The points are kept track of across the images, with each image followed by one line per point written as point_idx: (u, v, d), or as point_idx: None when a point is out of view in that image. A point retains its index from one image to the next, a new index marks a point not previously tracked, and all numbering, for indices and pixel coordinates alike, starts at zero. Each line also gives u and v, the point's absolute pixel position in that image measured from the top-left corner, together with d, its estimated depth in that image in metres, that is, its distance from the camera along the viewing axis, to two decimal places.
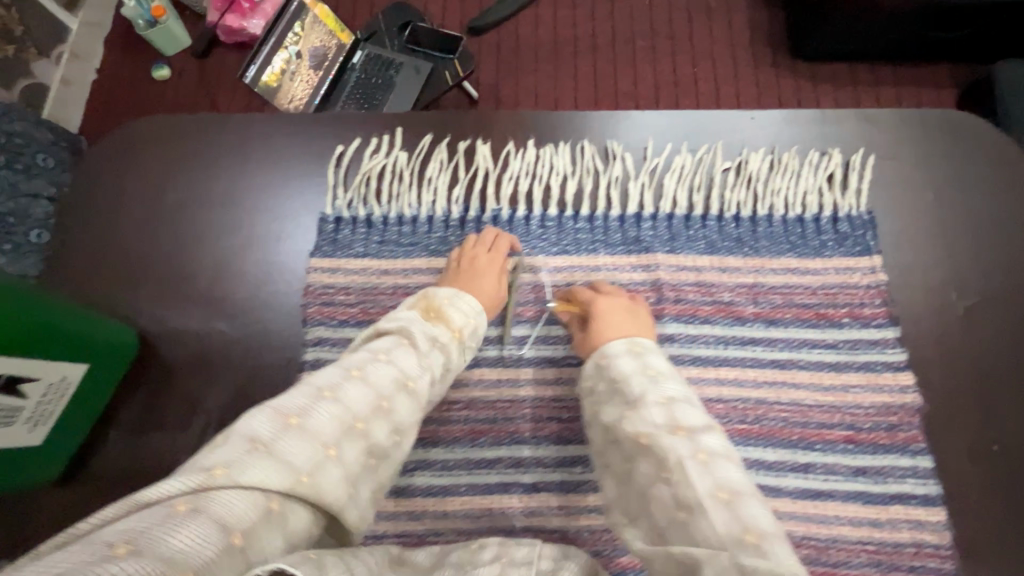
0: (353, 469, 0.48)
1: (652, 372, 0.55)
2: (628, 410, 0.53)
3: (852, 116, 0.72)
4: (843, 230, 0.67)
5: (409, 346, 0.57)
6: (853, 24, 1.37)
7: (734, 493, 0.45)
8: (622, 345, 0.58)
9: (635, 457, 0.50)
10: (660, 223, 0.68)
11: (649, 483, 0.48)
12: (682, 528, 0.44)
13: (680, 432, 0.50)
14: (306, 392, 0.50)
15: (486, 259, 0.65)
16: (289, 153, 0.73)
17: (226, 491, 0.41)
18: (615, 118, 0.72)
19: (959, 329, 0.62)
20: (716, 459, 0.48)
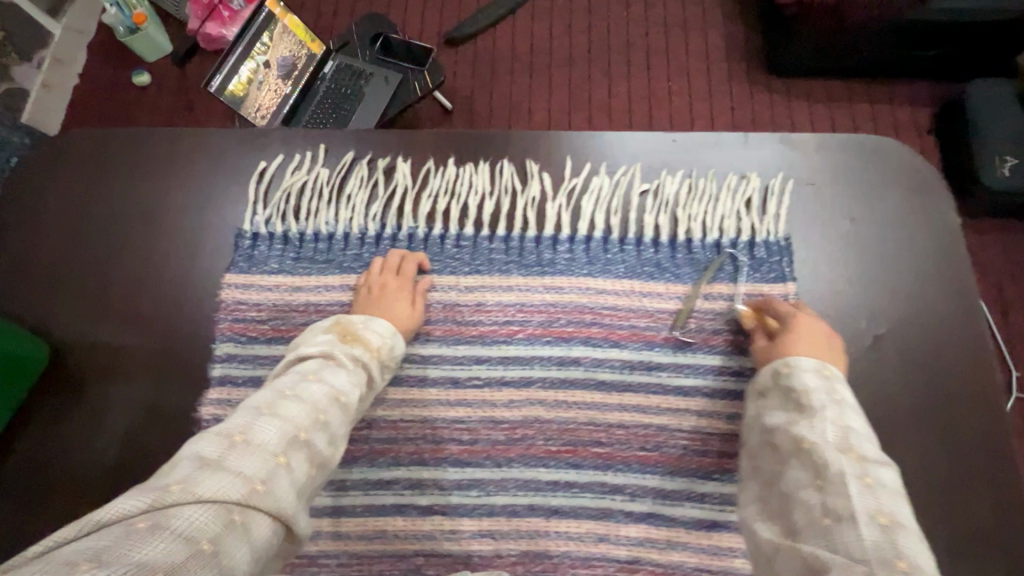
0: (300, 478, 0.45)
1: (837, 396, 0.50)
2: (798, 417, 0.50)
3: (774, 140, 0.72)
4: (759, 255, 0.66)
5: (335, 365, 0.54)
6: (825, 42, 1.36)
7: (894, 523, 0.41)
8: (811, 362, 0.54)
9: (792, 460, 0.47)
10: (576, 246, 0.68)
11: (797, 487, 0.45)
12: (821, 535, 0.42)
13: (851, 454, 0.45)
14: (241, 415, 0.47)
15: (395, 284, 0.64)
16: (217, 168, 0.74)
17: (189, 505, 0.38)
18: (537, 139, 0.72)
19: (863, 357, 0.62)
20: (884, 489, 0.43)
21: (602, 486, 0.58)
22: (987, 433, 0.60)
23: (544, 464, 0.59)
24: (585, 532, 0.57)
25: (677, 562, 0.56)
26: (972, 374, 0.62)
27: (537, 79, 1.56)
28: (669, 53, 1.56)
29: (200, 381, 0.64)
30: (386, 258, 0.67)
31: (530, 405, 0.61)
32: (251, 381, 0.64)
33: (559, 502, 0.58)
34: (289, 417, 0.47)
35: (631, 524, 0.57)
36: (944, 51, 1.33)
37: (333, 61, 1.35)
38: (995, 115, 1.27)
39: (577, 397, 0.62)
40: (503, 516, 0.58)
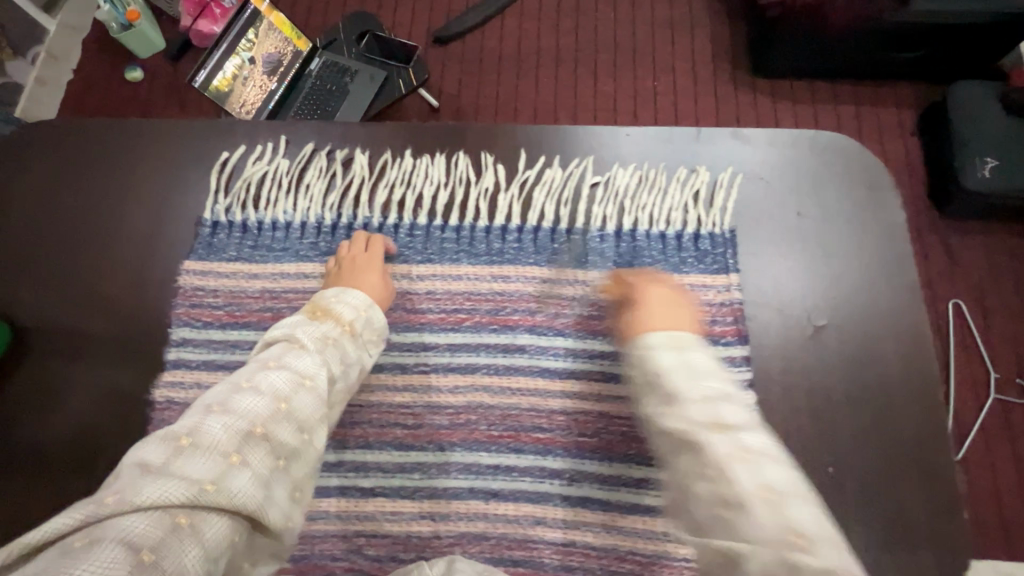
0: (262, 471, 0.45)
1: (690, 367, 0.51)
2: (666, 404, 0.50)
3: (726, 134, 0.72)
4: (703, 247, 0.68)
5: (299, 349, 0.53)
6: (809, 44, 1.34)
7: (776, 493, 0.43)
8: (663, 336, 0.54)
9: (679, 452, 0.48)
10: (525, 235, 0.69)
11: (689, 479, 0.47)
12: (726, 527, 0.44)
13: (720, 430, 0.47)
14: (192, 414, 0.46)
15: (364, 259, 0.65)
16: (181, 157, 0.75)
17: (127, 514, 0.39)
18: (492, 132, 0.73)
19: (805, 349, 0.63)
20: (760, 459, 0.46)
21: (542, 470, 0.60)
22: (927, 428, 0.60)
23: (486, 449, 0.61)
24: (522, 514, 0.59)
25: (612, 545, 0.58)
26: (915, 371, 0.62)
27: (525, 78, 1.52)
28: (656, 53, 1.52)
29: (157, 364, 0.66)
30: (356, 238, 0.68)
31: (475, 391, 0.63)
32: (205, 365, 0.66)
33: (499, 485, 0.60)
34: (242, 412, 0.46)
35: (568, 507, 0.59)
36: (929, 51, 1.31)
37: (319, 59, 1.32)
38: (978, 117, 1.24)
39: (521, 383, 0.63)
40: (443, 498, 0.60)
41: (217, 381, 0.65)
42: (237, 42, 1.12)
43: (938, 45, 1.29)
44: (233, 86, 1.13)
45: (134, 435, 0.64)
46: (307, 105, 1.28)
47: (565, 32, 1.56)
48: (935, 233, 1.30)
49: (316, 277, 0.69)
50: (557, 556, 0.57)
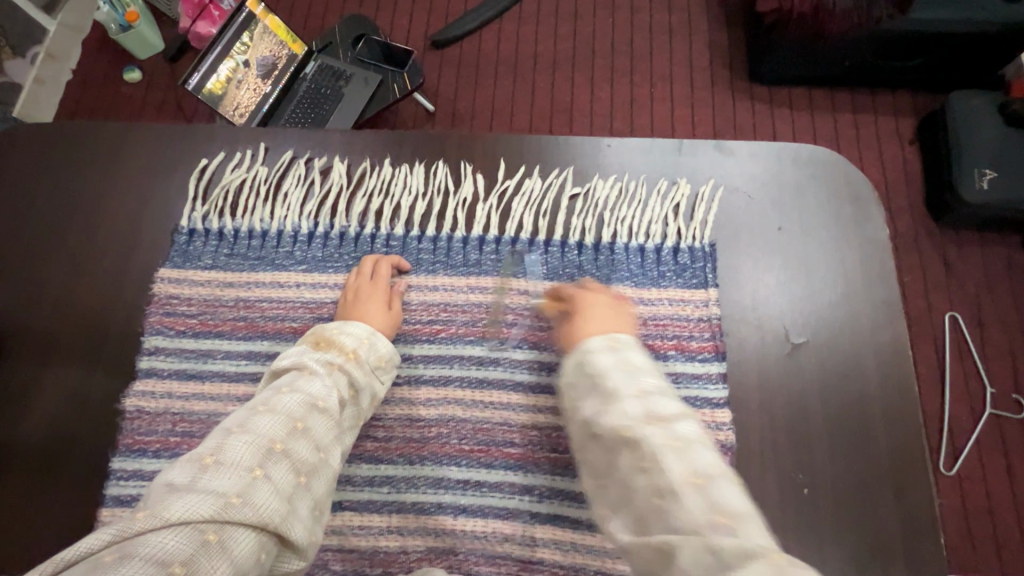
0: (284, 487, 0.46)
1: (630, 367, 0.52)
2: (605, 403, 0.50)
3: (708, 146, 0.71)
4: (683, 261, 0.67)
5: (310, 374, 0.54)
6: (806, 52, 1.32)
7: (706, 477, 0.43)
8: (601, 341, 0.55)
9: (615, 449, 0.47)
10: (503, 247, 0.69)
11: (627, 474, 0.45)
12: (661, 516, 0.42)
13: (656, 422, 0.46)
14: (214, 437, 0.48)
15: (368, 288, 0.64)
16: (162, 163, 0.75)
17: (156, 531, 0.39)
18: (473, 141, 0.73)
19: (783, 366, 0.62)
20: (689, 446, 0.45)
21: (511, 486, 0.59)
22: (909, 448, 0.59)
23: (456, 463, 0.60)
24: (491, 531, 0.58)
25: (580, 564, 0.57)
26: (896, 389, 0.61)
27: (521, 83, 1.52)
28: (653, 60, 1.51)
29: (127, 372, 0.66)
30: (360, 265, 0.67)
31: (447, 404, 0.62)
32: (178, 374, 0.66)
33: (467, 501, 0.59)
34: (261, 431, 0.47)
35: (537, 524, 0.58)
36: (928, 58, 1.29)
37: (314, 62, 1.30)
38: (975, 128, 1.23)
39: (493, 397, 0.62)
40: (412, 512, 0.59)
41: (191, 391, 0.65)
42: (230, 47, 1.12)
43: (937, 52, 1.27)
44: (226, 89, 1.12)
45: (106, 443, 0.63)
46: (303, 108, 1.26)
47: (562, 37, 1.55)
48: (931, 244, 1.28)
49: (291, 286, 0.68)
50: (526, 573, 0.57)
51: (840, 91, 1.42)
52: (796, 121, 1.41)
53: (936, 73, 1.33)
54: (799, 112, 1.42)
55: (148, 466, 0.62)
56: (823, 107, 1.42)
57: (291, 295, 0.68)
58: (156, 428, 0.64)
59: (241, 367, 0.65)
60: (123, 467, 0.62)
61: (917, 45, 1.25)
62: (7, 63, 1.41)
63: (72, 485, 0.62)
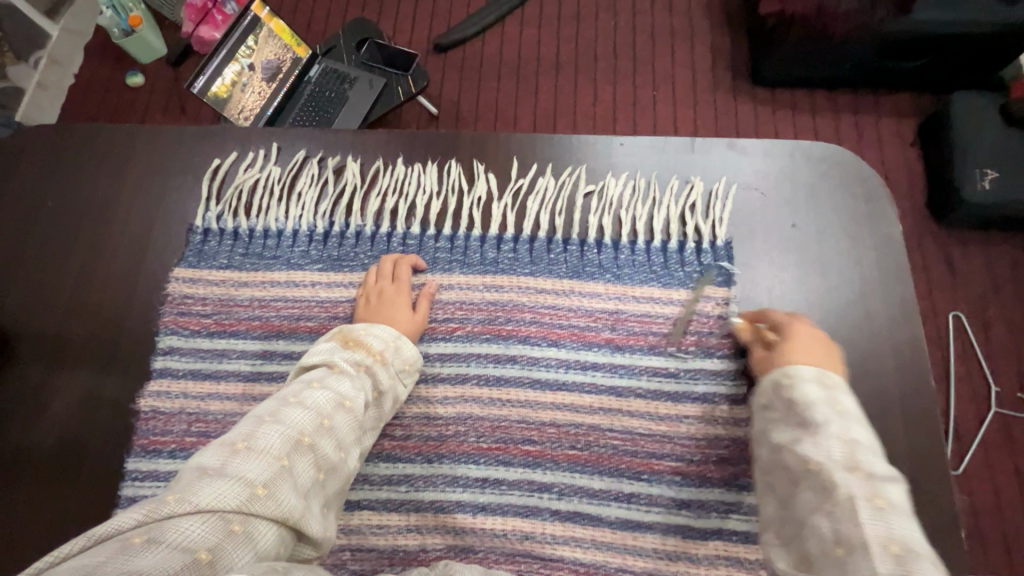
0: (304, 482, 0.46)
1: (841, 408, 0.49)
2: (804, 434, 0.48)
3: (720, 144, 0.72)
4: (705, 260, 0.66)
5: (339, 373, 0.54)
6: (809, 54, 1.33)
7: (908, 550, 0.40)
8: (811, 370, 0.52)
9: (803, 481, 0.46)
10: (521, 245, 0.69)
11: (808, 511, 0.45)
12: (837, 565, 0.41)
13: (858, 472, 0.44)
14: (246, 424, 0.48)
15: (392, 290, 0.64)
16: (175, 164, 0.75)
17: (184, 517, 0.39)
18: (486, 140, 0.73)
19: None
20: (896, 511, 0.42)
21: (531, 484, 0.59)
22: (927, 444, 0.59)
23: (474, 461, 0.60)
24: (510, 529, 0.58)
25: (601, 562, 0.56)
26: (915, 386, 0.61)
27: (524, 87, 1.52)
28: (656, 62, 1.52)
29: (143, 373, 0.66)
30: (381, 265, 0.67)
31: (465, 402, 0.62)
32: (191, 374, 0.65)
33: (486, 499, 0.59)
34: (292, 422, 0.48)
35: (557, 522, 0.58)
36: (929, 60, 1.30)
37: (319, 65, 1.29)
38: (977, 127, 1.24)
39: (511, 395, 0.62)
40: (430, 511, 0.59)
41: (205, 391, 0.64)
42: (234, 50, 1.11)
43: (940, 53, 1.27)
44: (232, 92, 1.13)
45: (121, 442, 0.63)
46: (307, 113, 1.26)
47: (566, 40, 1.56)
48: (935, 244, 1.29)
49: (307, 285, 0.68)
50: (545, 571, 0.56)
51: (842, 93, 1.43)
52: (798, 122, 1.42)
53: (938, 74, 1.34)
54: (802, 114, 1.43)
55: (164, 466, 0.62)
56: (826, 108, 1.42)
57: (306, 294, 0.68)
58: (171, 428, 0.63)
59: (257, 366, 0.65)
60: (138, 467, 0.62)
61: (920, 46, 1.26)
62: (8, 67, 1.39)
63: (86, 487, 0.62)
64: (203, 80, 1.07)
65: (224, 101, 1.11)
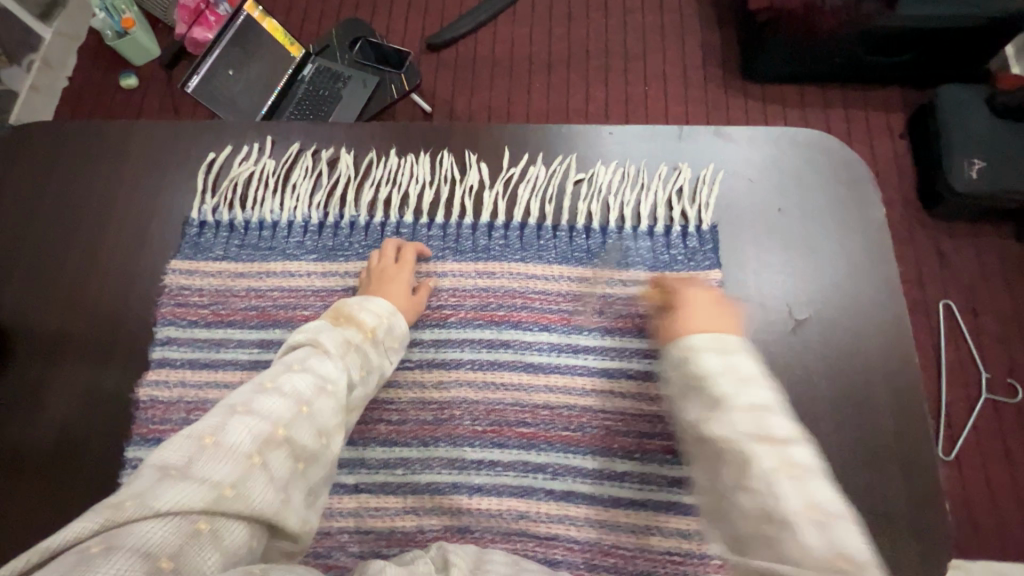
0: (279, 476, 0.46)
1: (739, 372, 0.51)
2: (712, 411, 0.49)
3: (707, 133, 0.73)
4: (692, 245, 0.68)
5: (323, 355, 0.54)
6: (798, 48, 1.34)
7: (825, 514, 0.43)
8: (707, 336, 0.54)
9: (722, 459, 0.48)
10: (512, 232, 0.70)
11: (729, 489, 0.46)
12: (768, 542, 0.43)
13: (766, 442, 0.46)
14: (216, 415, 0.47)
15: (394, 269, 0.65)
16: (170, 158, 0.75)
17: (145, 522, 0.39)
18: (477, 131, 0.74)
19: (788, 345, 0.63)
20: (807, 476, 0.44)
21: (526, 464, 0.60)
22: (913, 423, 0.60)
23: (470, 444, 0.61)
24: (506, 509, 0.59)
25: (595, 540, 0.57)
26: (902, 366, 0.62)
27: (518, 85, 1.54)
28: (647, 58, 1.54)
29: (141, 364, 0.66)
30: (384, 247, 0.68)
31: (460, 386, 0.63)
32: (189, 364, 0.66)
33: (482, 480, 0.60)
34: (266, 414, 0.47)
35: (551, 501, 0.59)
36: (916, 52, 1.31)
37: (312, 64, 1.30)
38: (965, 119, 1.25)
39: (505, 378, 0.63)
40: (426, 493, 0.60)
41: (204, 380, 0.65)
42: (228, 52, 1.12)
43: (926, 46, 1.29)
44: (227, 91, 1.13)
45: (119, 433, 0.64)
46: (302, 110, 1.27)
47: (558, 38, 1.58)
48: (925, 235, 1.30)
49: (302, 274, 0.69)
50: (541, 549, 0.57)
51: (831, 86, 1.45)
52: (788, 115, 1.44)
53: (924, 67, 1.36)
54: (792, 107, 1.44)
55: None
56: (815, 101, 1.44)
57: (302, 284, 0.69)
58: (170, 417, 0.64)
59: (254, 355, 0.66)
60: (137, 455, 0.63)
61: (906, 39, 1.27)
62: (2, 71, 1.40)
63: (86, 477, 0.62)
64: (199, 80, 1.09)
65: (221, 102, 1.11)
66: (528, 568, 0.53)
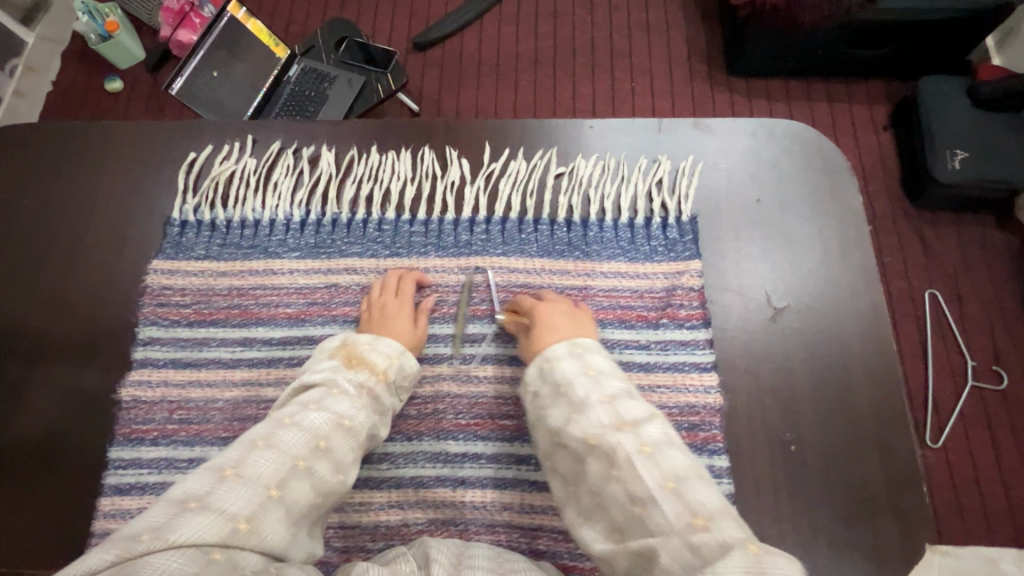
0: (294, 509, 0.47)
1: (593, 371, 0.54)
2: (574, 412, 0.51)
3: (686, 125, 0.73)
4: (672, 236, 0.68)
5: (338, 394, 0.54)
6: (781, 43, 1.35)
7: (679, 481, 0.44)
8: (564, 347, 0.57)
9: (587, 457, 0.49)
10: (494, 227, 0.70)
11: (601, 483, 0.47)
12: (639, 524, 0.43)
13: (624, 428, 0.48)
14: (238, 448, 0.49)
15: (394, 305, 0.64)
16: (151, 158, 0.75)
17: (160, 553, 0.39)
18: (458, 128, 0.74)
19: (766, 333, 0.64)
20: (661, 450, 0.47)
21: (509, 456, 0.60)
22: (891, 410, 0.61)
23: (453, 437, 0.61)
24: (490, 501, 0.59)
25: None
26: (879, 354, 0.63)
27: (504, 83, 1.54)
28: (633, 55, 1.54)
29: (122, 364, 0.66)
30: (385, 279, 0.67)
31: (444, 380, 0.63)
32: (172, 364, 0.66)
33: (466, 473, 0.60)
34: (284, 448, 0.49)
35: (535, 492, 0.59)
36: (897, 46, 1.32)
37: (297, 65, 1.27)
38: (947, 111, 1.26)
39: (488, 372, 0.64)
40: (411, 487, 0.60)
41: (187, 379, 0.65)
42: (210, 54, 1.13)
43: (907, 39, 1.30)
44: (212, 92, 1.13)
45: (102, 434, 0.64)
46: (288, 110, 1.24)
47: (544, 36, 1.58)
48: (909, 225, 1.31)
49: (285, 272, 0.69)
50: (524, 540, 0.58)
51: (815, 80, 1.46)
52: (773, 109, 1.45)
53: (906, 60, 1.37)
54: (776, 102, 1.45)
55: (147, 455, 0.63)
56: (800, 95, 1.45)
57: (285, 282, 0.69)
58: (153, 417, 0.64)
59: (237, 353, 0.66)
60: (120, 455, 0.63)
61: (887, 32, 1.29)
62: None
63: (69, 479, 0.62)
64: (182, 82, 1.09)
65: (204, 104, 1.11)
66: (513, 560, 0.53)
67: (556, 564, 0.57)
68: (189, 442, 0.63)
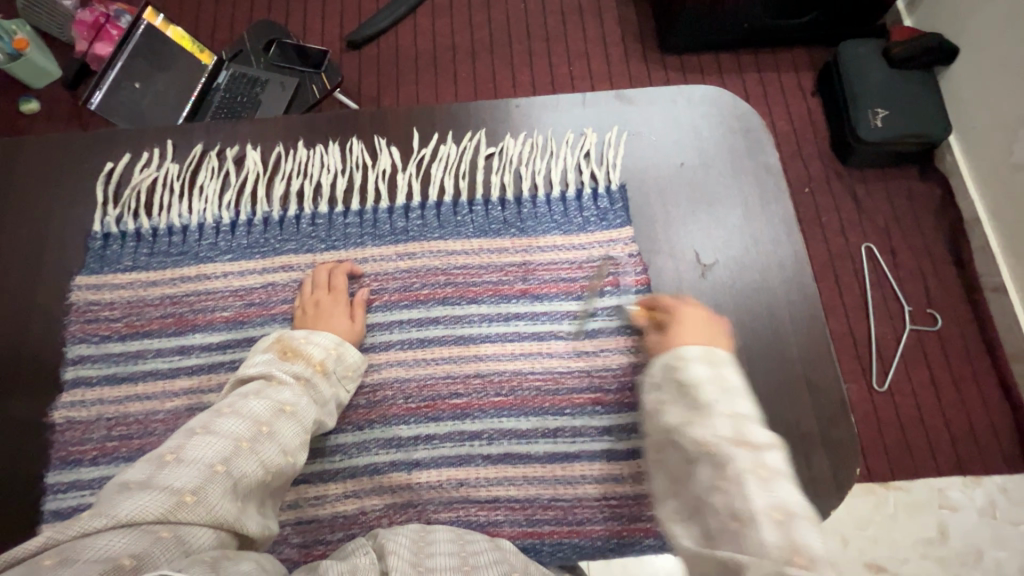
0: (241, 485, 0.46)
1: (724, 383, 0.50)
2: (695, 416, 0.48)
3: (614, 99, 0.75)
4: (603, 206, 0.70)
5: (277, 385, 0.54)
6: (707, 18, 1.39)
7: (788, 515, 0.41)
8: (697, 350, 0.53)
9: (698, 462, 0.46)
10: (428, 212, 0.71)
11: (704, 489, 0.45)
12: (733, 538, 0.41)
13: (743, 444, 0.45)
14: (176, 437, 0.48)
15: (328, 301, 0.64)
16: (63, 172, 0.72)
17: (101, 534, 0.38)
18: (385, 116, 0.73)
19: (699, 290, 0.66)
20: (777, 478, 0.43)
21: (461, 434, 0.61)
22: (821, 353, 0.64)
23: (404, 421, 0.62)
24: (445, 479, 0.60)
25: (534, 496, 0.60)
26: (806, 300, 0.66)
27: (442, 76, 1.53)
28: (569, 39, 1.56)
29: (51, 386, 0.64)
30: (316, 275, 0.67)
31: (391, 366, 0.64)
32: (106, 380, 0.64)
33: (419, 455, 0.61)
34: (224, 433, 0.48)
35: (489, 466, 0.61)
36: (815, 14, 1.38)
37: (225, 71, 1.18)
38: (865, 72, 1.32)
39: (436, 354, 0.64)
40: (366, 475, 0.60)
41: (124, 393, 0.64)
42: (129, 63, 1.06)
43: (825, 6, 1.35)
44: (135, 104, 1.06)
45: (34, 459, 0.61)
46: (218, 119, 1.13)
47: (478, 27, 1.58)
48: (841, 183, 1.35)
49: (218, 276, 0.68)
50: (482, 514, 0.59)
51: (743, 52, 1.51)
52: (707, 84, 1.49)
53: (825, 28, 1.43)
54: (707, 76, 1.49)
55: (88, 475, 0.61)
56: (731, 66, 1.49)
57: (220, 285, 0.68)
58: (90, 436, 0.62)
59: (175, 362, 0.65)
60: (59, 479, 0.61)
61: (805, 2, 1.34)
62: None
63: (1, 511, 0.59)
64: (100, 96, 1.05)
65: (125, 114, 1.05)
66: (472, 540, 0.54)
67: (515, 532, 0.59)
68: (132, 459, 0.62)
